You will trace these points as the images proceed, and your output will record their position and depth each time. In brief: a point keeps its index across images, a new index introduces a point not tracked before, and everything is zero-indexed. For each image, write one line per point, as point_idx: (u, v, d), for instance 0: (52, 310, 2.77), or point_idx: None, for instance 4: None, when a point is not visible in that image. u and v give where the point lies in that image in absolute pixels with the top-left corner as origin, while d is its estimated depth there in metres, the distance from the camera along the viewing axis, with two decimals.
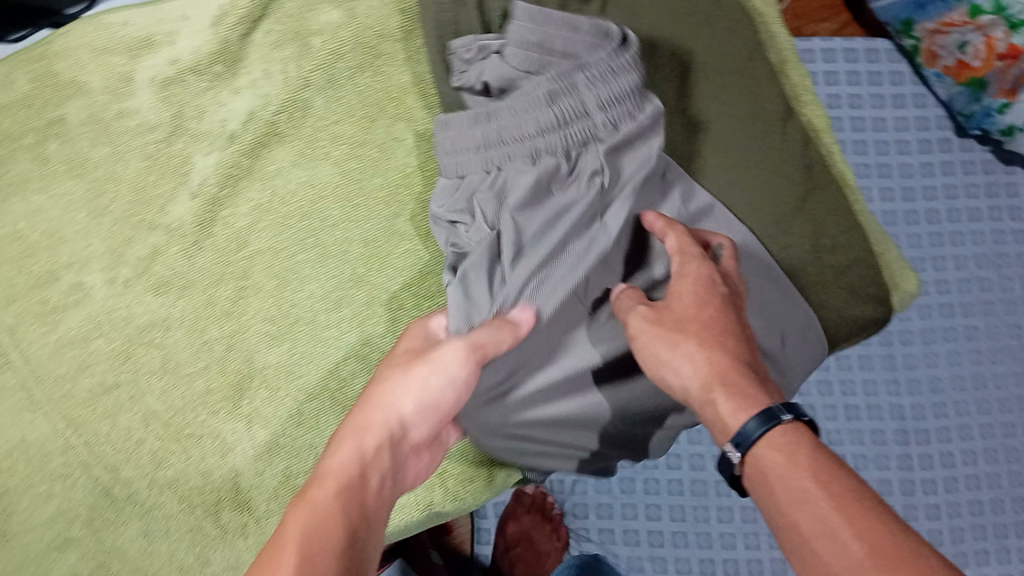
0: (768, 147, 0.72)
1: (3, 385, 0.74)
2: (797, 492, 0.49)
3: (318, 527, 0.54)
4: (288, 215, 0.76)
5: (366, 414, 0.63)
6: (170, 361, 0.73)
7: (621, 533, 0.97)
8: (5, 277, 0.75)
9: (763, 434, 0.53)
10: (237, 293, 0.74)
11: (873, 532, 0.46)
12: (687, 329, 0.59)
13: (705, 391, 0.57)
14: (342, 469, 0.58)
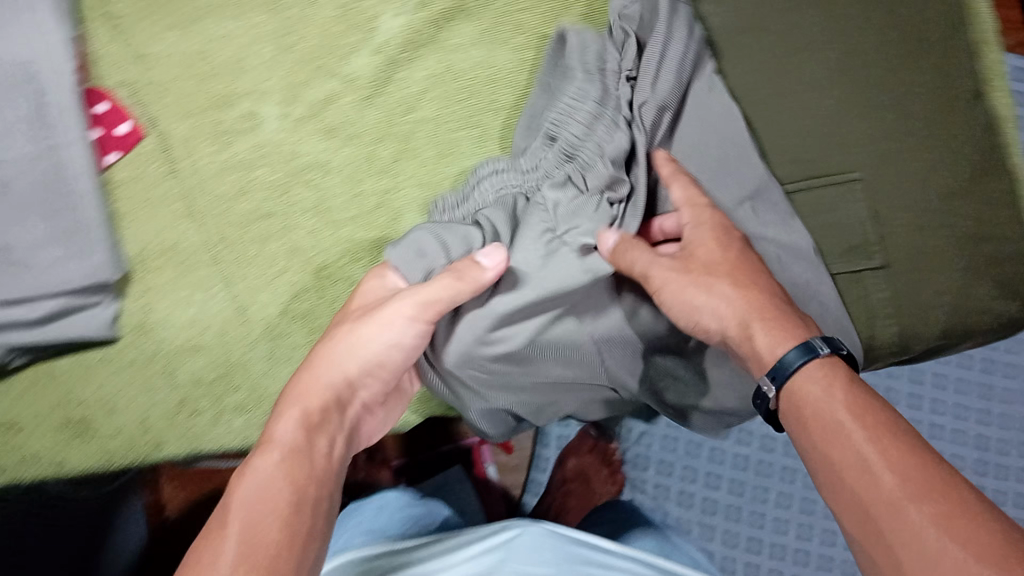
0: (931, 124, 0.67)
1: (163, 192, 0.76)
2: (833, 426, 0.50)
3: (288, 472, 0.58)
4: (459, 89, 0.77)
5: (310, 375, 0.65)
6: (323, 205, 0.77)
7: (675, 493, 1.02)
8: (185, 92, 0.76)
9: (801, 366, 0.54)
10: (397, 155, 0.77)
11: (908, 463, 0.47)
12: (715, 277, 0.60)
13: (742, 330, 0.58)
14: (289, 433, 0.60)
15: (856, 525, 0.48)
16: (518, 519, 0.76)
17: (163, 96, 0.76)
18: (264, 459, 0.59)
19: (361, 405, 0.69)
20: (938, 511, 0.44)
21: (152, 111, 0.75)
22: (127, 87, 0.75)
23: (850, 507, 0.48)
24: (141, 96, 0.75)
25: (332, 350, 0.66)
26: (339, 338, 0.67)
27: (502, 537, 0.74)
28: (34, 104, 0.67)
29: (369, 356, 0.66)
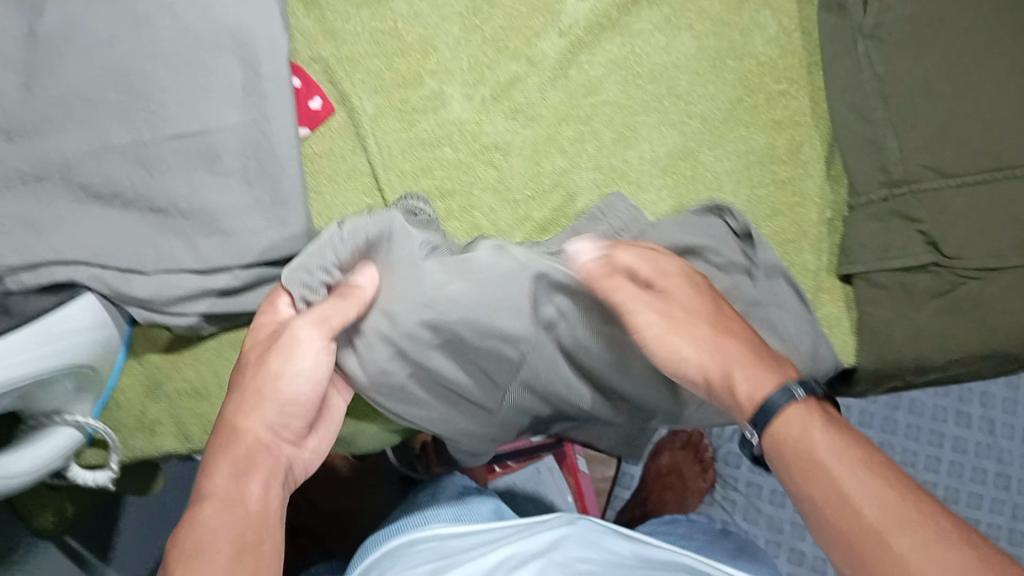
0: (952, 138, 0.72)
1: (349, 167, 0.77)
2: (810, 461, 0.50)
3: (226, 520, 0.54)
4: (641, 73, 0.78)
5: (240, 418, 0.60)
6: (503, 185, 0.77)
7: (767, 492, 1.06)
8: (372, 70, 0.78)
9: (784, 407, 0.53)
10: (577, 136, 0.78)
11: (882, 491, 0.47)
12: (692, 319, 0.62)
13: (722, 378, 0.58)
14: (223, 488, 0.56)
15: (844, 559, 0.47)
16: (570, 514, 0.70)
17: (355, 71, 0.77)
18: (202, 510, 0.55)
19: (293, 443, 0.63)
20: (924, 541, 0.44)
21: (343, 86, 0.77)
22: (319, 62, 0.77)
23: (834, 543, 0.48)
24: (334, 72, 0.77)
25: (260, 391, 0.61)
26: (263, 372, 0.61)
27: (553, 522, 0.68)
28: (246, 78, 0.70)
29: (284, 397, 0.61)
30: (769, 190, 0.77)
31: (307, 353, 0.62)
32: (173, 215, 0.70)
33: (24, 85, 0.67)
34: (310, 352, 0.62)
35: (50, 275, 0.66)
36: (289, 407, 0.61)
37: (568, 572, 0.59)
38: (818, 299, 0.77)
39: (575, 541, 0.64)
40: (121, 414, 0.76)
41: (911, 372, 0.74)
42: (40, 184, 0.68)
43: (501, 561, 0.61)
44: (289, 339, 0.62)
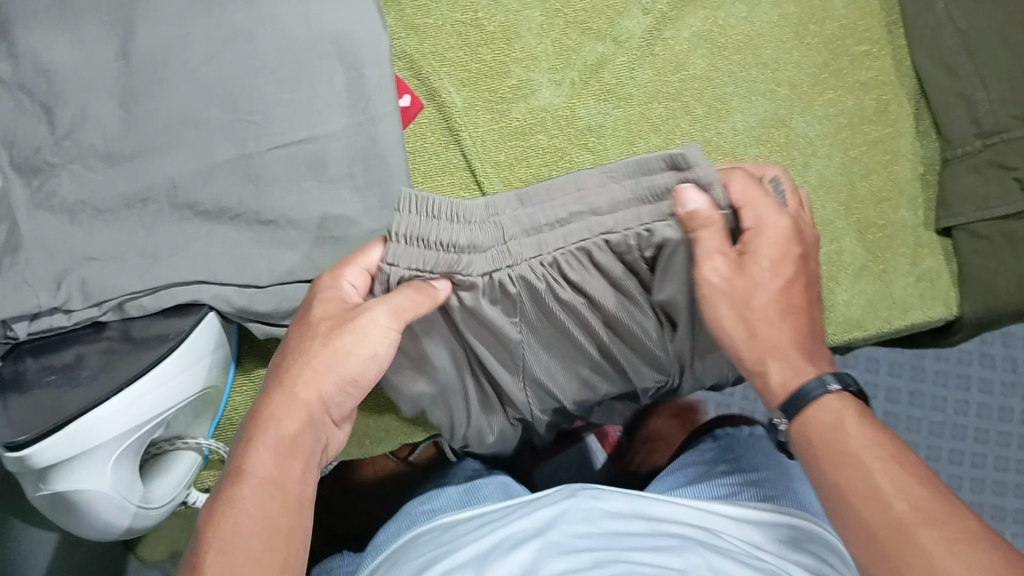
0: None
1: (443, 163, 0.76)
2: (842, 452, 0.50)
3: (265, 505, 0.49)
4: (725, 45, 0.78)
5: (298, 380, 0.55)
6: (601, 167, 0.77)
7: None
8: (458, 62, 0.76)
9: (820, 397, 0.53)
10: (668, 113, 0.77)
11: (916, 490, 0.46)
12: (752, 291, 0.59)
13: (759, 361, 0.57)
14: (268, 465, 0.51)
15: (863, 547, 0.47)
16: (571, 487, 0.63)
17: (441, 65, 0.76)
18: (231, 508, 0.49)
19: (334, 424, 0.58)
20: (954, 535, 0.43)
21: (430, 81, 0.76)
22: (404, 59, 0.76)
23: (851, 532, 0.48)
24: (420, 68, 0.76)
25: (323, 365, 0.55)
26: (339, 345, 0.55)
27: (548, 499, 0.61)
28: (349, 80, 0.69)
29: (351, 373, 0.56)
30: (860, 151, 0.78)
31: (370, 339, 0.55)
32: (283, 226, 0.68)
33: (121, 108, 0.65)
34: (374, 338, 0.56)
35: (172, 298, 0.64)
36: (353, 382, 0.56)
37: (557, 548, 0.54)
38: (919, 255, 0.77)
39: (572, 517, 0.58)
40: (236, 433, 0.75)
41: (1014, 317, 0.75)
42: (145, 207, 0.66)
43: (489, 543, 0.56)
44: (357, 329, 0.55)
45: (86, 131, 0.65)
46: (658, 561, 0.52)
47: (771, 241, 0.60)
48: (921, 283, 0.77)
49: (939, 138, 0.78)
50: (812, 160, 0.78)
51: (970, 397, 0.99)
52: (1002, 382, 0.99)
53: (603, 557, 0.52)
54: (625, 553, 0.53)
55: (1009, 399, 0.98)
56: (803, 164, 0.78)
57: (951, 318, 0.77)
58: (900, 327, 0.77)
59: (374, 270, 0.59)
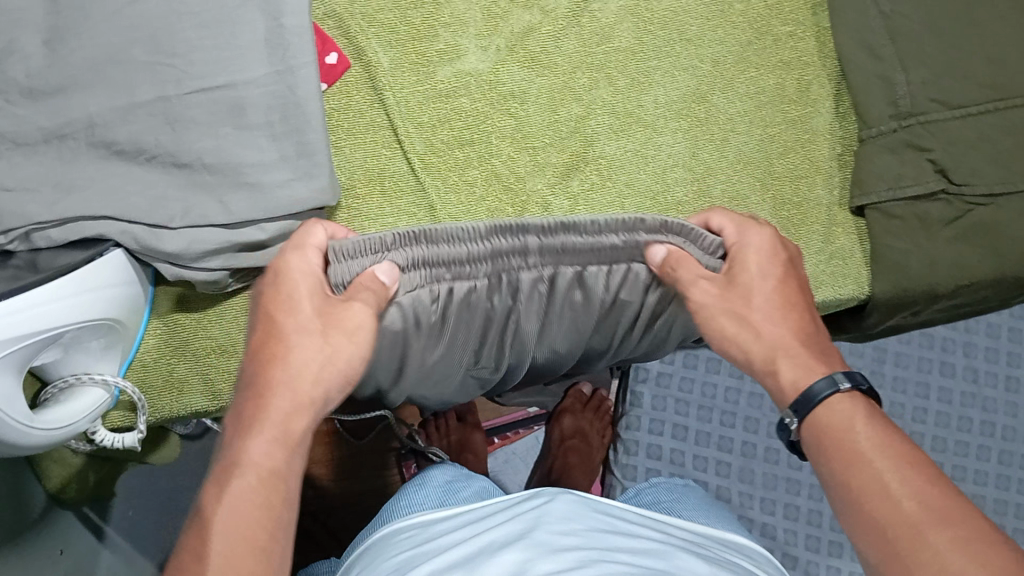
0: (949, 63, 0.74)
1: (369, 122, 0.78)
2: (857, 452, 0.51)
3: (264, 499, 0.48)
4: (651, 19, 0.80)
5: (282, 365, 0.53)
6: (523, 132, 0.78)
7: (739, 444, 0.97)
8: (388, 22, 0.78)
9: (827, 397, 0.54)
10: (591, 83, 0.79)
11: (930, 492, 0.48)
12: (749, 306, 0.59)
13: (768, 359, 0.58)
14: (266, 455, 0.50)
15: (876, 547, 0.48)
16: (551, 490, 0.67)
17: (369, 26, 0.78)
18: (229, 489, 0.48)
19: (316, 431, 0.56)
20: (963, 536, 0.45)
21: (358, 41, 0.77)
22: (334, 18, 0.78)
23: (864, 528, 0.49)
24: (349, 27, 0.77)
25: (298, 356, 0.54)
26: (296, 344, 0.54)
27: (528, 503, 0.65)
28: (269, 29, 0.71)
29: (344, 371, 0.55)
30: (778, 129, 0.80)
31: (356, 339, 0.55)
32: (199, 170, 0.70)
33: (46, 47, 0.67)
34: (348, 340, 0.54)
35: (80, 231, 0.66)
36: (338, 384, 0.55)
37: (544, 546, 0.56)
38: (832, 233, 0.79)
39: (555, 515, 0.61)
40: (147, 374, 0.75)
41: (925, 300, 0.76)
42: (63, 143, 0.67)
43: (477, 544, 0.58)
44: (346, 327, 0.54)
45: (11, 64, 0.66)
46: (643, 559, 0.56)
47: (761, 264, 0.60)
48: (834, 261, 0.78)
49: (858, 121, 0.79)
50: (731, 137, 0.80)
51: (928, 405, 0.97)
52: (962, 393, 0.97)
53: (587, 557, 0.54)
54: (612, 553, 0.56)
55: (969, 409, 0.96)
56: (721, 139, 0.80)
57: (862, 298, 0.78)
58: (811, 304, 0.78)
59: (324, 247, 0.58)
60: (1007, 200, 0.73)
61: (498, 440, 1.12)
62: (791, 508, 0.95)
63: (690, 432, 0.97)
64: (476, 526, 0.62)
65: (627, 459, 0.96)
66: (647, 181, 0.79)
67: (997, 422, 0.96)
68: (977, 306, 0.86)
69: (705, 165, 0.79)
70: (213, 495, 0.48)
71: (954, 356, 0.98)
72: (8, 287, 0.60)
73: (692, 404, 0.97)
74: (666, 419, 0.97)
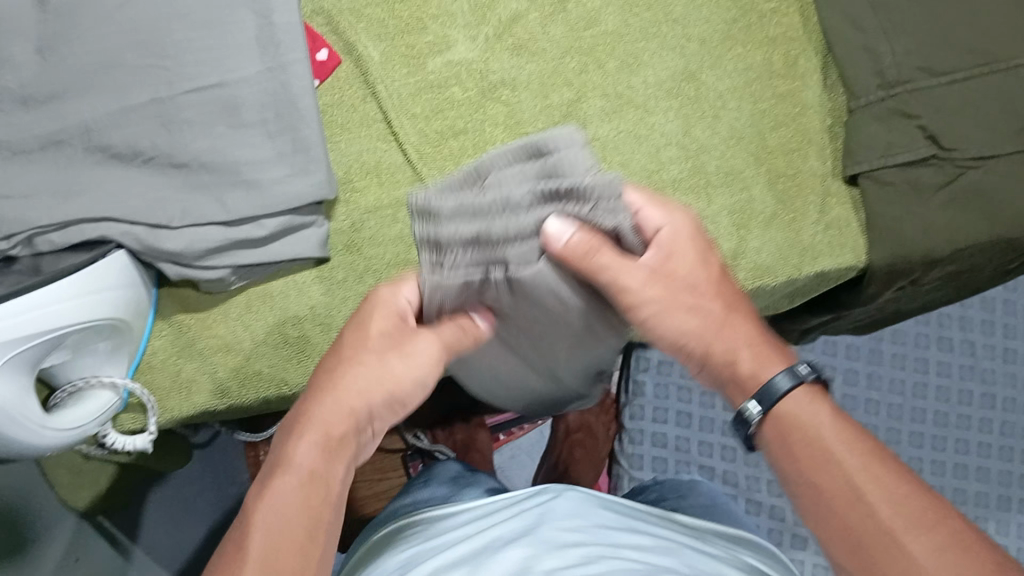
0: (929, 28, 0.76)
1: (363, 117, 0.79)
2: (823, 455, 0.53)
3: (305, 502, 0.52)
4: (636, 1, 0.81)
5: (352, 376, 0.54)
6: (515, 118, 0.79)
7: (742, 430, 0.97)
8: (377, 17, 0.79)
9: (790, 393, 0.54)
10: (580, 67, 0.80)
11: (898, 494, 0.51)
12: (703, 303, 0.57)
13: (728, 351, 0.57)
14: (308, 461, 0.53)
15: (849, 549, 0.51)
16: (556, 487, 0.66)
17: (359, 22, 0.79)
18: (274, 497, 0.52)
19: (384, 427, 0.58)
20: (935, 541, 0.49)
21: (348, 36, 0.79)
22: (322, 15, 0.79)
23: (836, 531, 0.52)
24: (338, 24, 0.79)
25: (371, 372, 0.54)
26: (364, 359, 0.54)
27: (534, 497, 0.64)
28: (259, 27, 0.72)
29: (401, 392, 0.55)
30: (768, 104, 0.81)
31: (418, 362, 0.54)
32: (196, 169, 0.70)
33: (39, 54, 0.68)
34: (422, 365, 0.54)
35: (81, 234, 0.66)
36: (395, 401, 0.55)
37: (547, 543, 0.55)
38: (827, 204, 0.79)
39: (559, 512, 0.60)
40: (155, 376, 0.75)
41: (921, 266, 0.76)
42: (61, 149, 0.68)
43: (480, 541, 0.57)
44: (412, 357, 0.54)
45: (5, 74, 0.67)
46: (650, 556, 0.55)
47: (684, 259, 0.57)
48: (830, 231, 0.79)
49: (845, 91, 0.80)
50: (721, 113, 0.80)
51: (929, 380, 0.97)
52: (961, 366, 0.97)
53: (591, 554, 0.53)
54: (616, 549, 0.55)
55: (969, 382, 0.96)
56: (712, 117, 0.80)
57: (858, 267, 0.79)
58: (810, 274, 0.79)
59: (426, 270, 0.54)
60: (997, 161, 0.72)
61: (503, 437, 1.10)
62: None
63: (693, 420, 0.97)
64: (480, 523, 0.61)
65: (632, 448, 0.96)
66: (641, 160, 0.79)
67: (998, 393, 0.96)
68: (973, 274, 0.87)
69: (698, 143, 0.80)
70: (258, 495, 0.53)
71: (952, 331, 0.98)
72: (13, 288, 0.62)
73: (694, 391, 0.98)
74: (668, 407, 0.98)
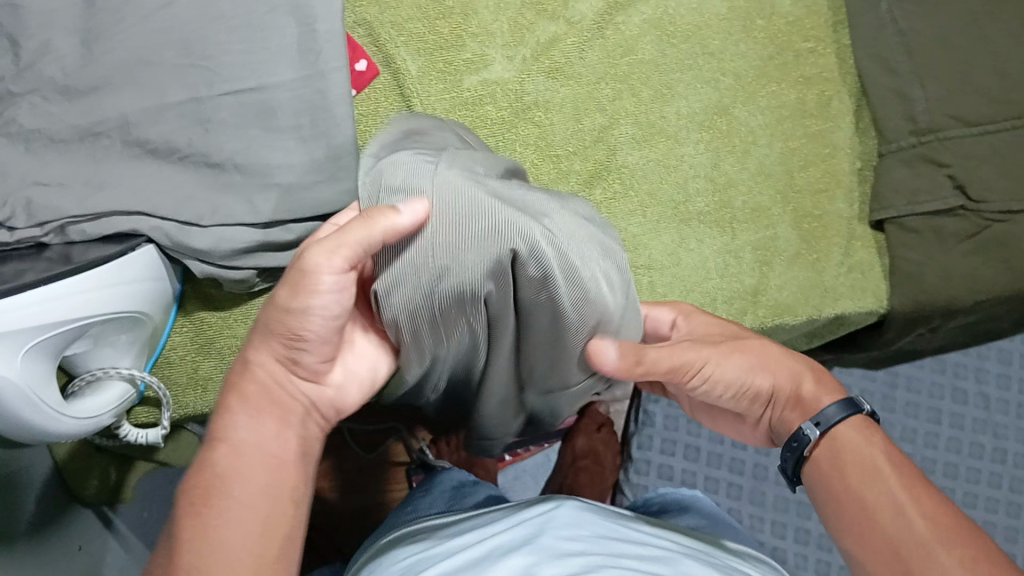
0: (964, 79, 0.75)
1: (396, 128, 0.79)
2: (873, 468, 0.52)
3: (234, 478, 0.48)
4: (675, 32, 0.82)
5: (265, 329, 0.51)
6: (546, 140, 0.80)
7: (750, 466, 0.96)
8: (417, 31, 0.80)
9: (843, 418, 0.55)
10: (614, 94, 0.81)
11: (940, 513, 0.49)
12: (749, 344, 0.60)
13: (792, 382, 0.58)
14: (238, 436, 0.50)
15: (885, 562, 0.49)
16: (557, 498, 0.66)
17: (398, 35, 0.80)
18: (206, 475, 0.48)
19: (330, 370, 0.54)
20: (970, 556, 0.47)
21: (387, 49, 0.79)
22: (363, 26, 0.79)
23: (871, 542, 0.50)
24: (378, 36, 0.79)
25: (277, 317, 0.50)
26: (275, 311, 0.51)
27: (535, 508, 0.64)
28: (302, 34, 0.72)
29: (309, 329, 0.49)
30: (798, 143, 0.81)
31: (318, 293, 0.47)
32: (229, 170, 0.71)
33: (83, 46, 0.69)
34: (326, 295, 0.47)
35: (112, 226, 0.67)
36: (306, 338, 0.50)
37: (548, 551, 0.55)
38: (851, 247, 0.79)
39: (561, 521, 0.60)
40: (172, 370, 0.76)
41: (941, 314, 0.76)
42: (98, 141, 0.69)
43: (481, 548, 0.57)
44: (301, 283, 0.47)
45: (48, 64, 0.68)
46: (650, 565, 0.54)
47: (713, 333, 0.61)
48: (852, 273, 0.78)
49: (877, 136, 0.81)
50: (752, 148, 0.81)
51: (941, 430, 0.96)
52: (975, 419, 0.96)
53: (592, 562, 0.53)
54: (616, 558, 0.54)
55: (981, 435, 0.96)
56: (742, 152, 0.81)
57: (880, 312, 0.78)
58: (831, 316, 0.78)
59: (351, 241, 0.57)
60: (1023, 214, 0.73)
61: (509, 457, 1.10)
62: (801, 532, 0.94)
63: (702, 453, 0.97)
64: (482, 531, 0.61)
65: (637, 479, 0.95)
66: (669, 191, 0.80)
67: (1010, 448, 0.95)
68: (990, 326, 0.87)
69: (726, 176, 0.80)
70: (187, 479, 0.49)
71: (968, 383, 0.97)
72: (40, 274, 0.62)
73: (704, 425, 0.97)
74: (677, 439, 0.97)
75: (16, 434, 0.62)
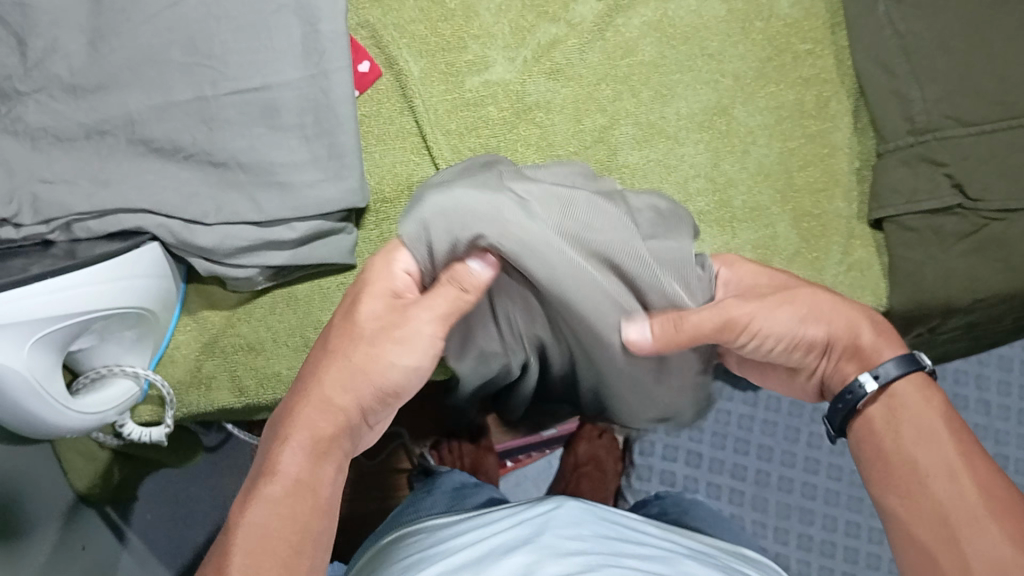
0: (961, 80, 0.76)
1: (399, 129, 0.80)
2: (929, 431, 0.53)
3: (291, 513, 0.49)
4: (674, 34, 0.83)
5: (339, 365, 0.53)
6: (547, 140, 0.80)
7: (753, 472, 0.96)
8: (419, 34, 0.81)
9: (903, 375, 0.55)
10: (614, 95, 0.82)
11: (992, 483, 0.51)
12: (801, 291, 0.58)
13: (850, 328, 0.58)
14: (295, 472, 0.51)
15: (929, 524, 0.51)
16: (558, 498, 0.66)
17: (401, 37, 0.81)
18: (259, 505, 0.49)
19: (367, 427, 0.56)
20: (1017, 528, 0.49)
21: (389, 50, 0.80)
22: (366, 28, 0.81)
23: (919, 505, 0.52)
24: (381, 37, 0.81)
25: (358, 362, 0.53)
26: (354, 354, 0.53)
27: (536, 506, 0.63)
28: (305, 34, 0.73)
29: (391, 383, 0.54)
30: (797, 143, 0.82)
31: (411, 349, 0.53)
32: (233, 168, 0.72)
33: (89, 45, 0.70)
34: (417, 349, 0.53)
35: (117, 223, 0.68)
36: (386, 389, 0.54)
37: (549, 550, 0.55)
38: (851, 246, 0.79)
39: (563, 520, 0.60)
40: (175, 369, 0.77)
41: (940, 314, 0.76)
42: (103, 139, 0.70)
43: (482, 547, 0.57)
44: (403, 334, 0.53)
45: (54, 62, 0.69)
46: (649, 564, 0.55)
47: (760, 283, 0.59)
48: (852, 272, 0.79)
49: (875, 135, 0.81)
50: (751, 148, 0.82)
51: None
52: (975, 425, 0.96)
53: (594, 562, 0.53)
54: (617, 558, 0.55)
55: (982, 441, 0.96)
56: (741, 151, 0.82)
57: (880, 311, 0.78)
58: None
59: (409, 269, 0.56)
60: (1021, 213, 0.73)
61: (510, 464, 1.10)
62: (804, 538, 0.93)
63: (704, 459, 0.97)
64: (484, 530, 0.61)
65: (639, 485, 0.97)
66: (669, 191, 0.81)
67: (1010, 455, 0.95)
68: (989, 327, 0.87)
69: (725, 176, 0.81)
70: (241, 503, 0.50)
71: (968, 389, 0.98)
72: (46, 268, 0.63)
73: (706, 431, 0.98)
74: (679, 445, 0.97)
75: (23, 425, 0.63)
